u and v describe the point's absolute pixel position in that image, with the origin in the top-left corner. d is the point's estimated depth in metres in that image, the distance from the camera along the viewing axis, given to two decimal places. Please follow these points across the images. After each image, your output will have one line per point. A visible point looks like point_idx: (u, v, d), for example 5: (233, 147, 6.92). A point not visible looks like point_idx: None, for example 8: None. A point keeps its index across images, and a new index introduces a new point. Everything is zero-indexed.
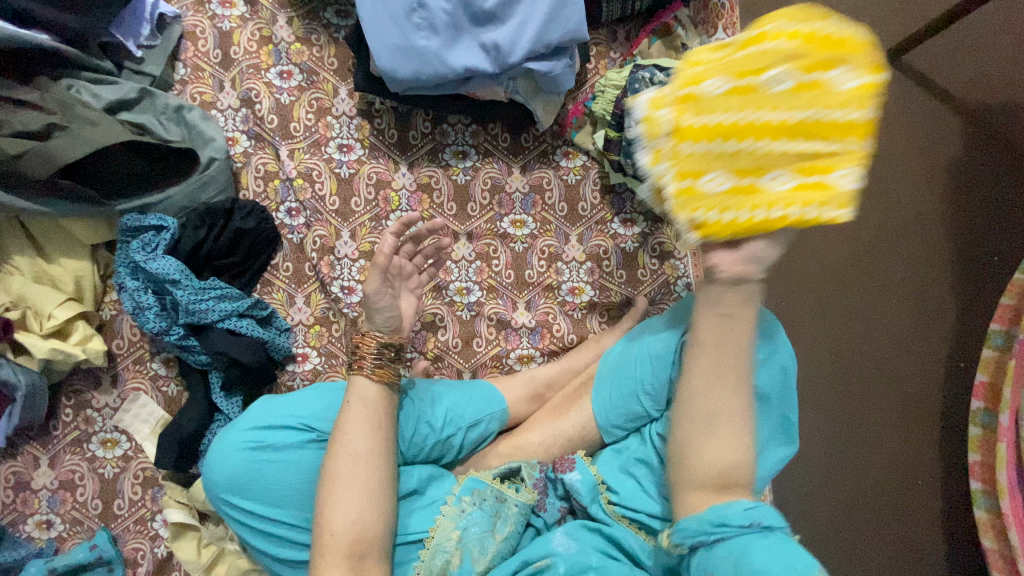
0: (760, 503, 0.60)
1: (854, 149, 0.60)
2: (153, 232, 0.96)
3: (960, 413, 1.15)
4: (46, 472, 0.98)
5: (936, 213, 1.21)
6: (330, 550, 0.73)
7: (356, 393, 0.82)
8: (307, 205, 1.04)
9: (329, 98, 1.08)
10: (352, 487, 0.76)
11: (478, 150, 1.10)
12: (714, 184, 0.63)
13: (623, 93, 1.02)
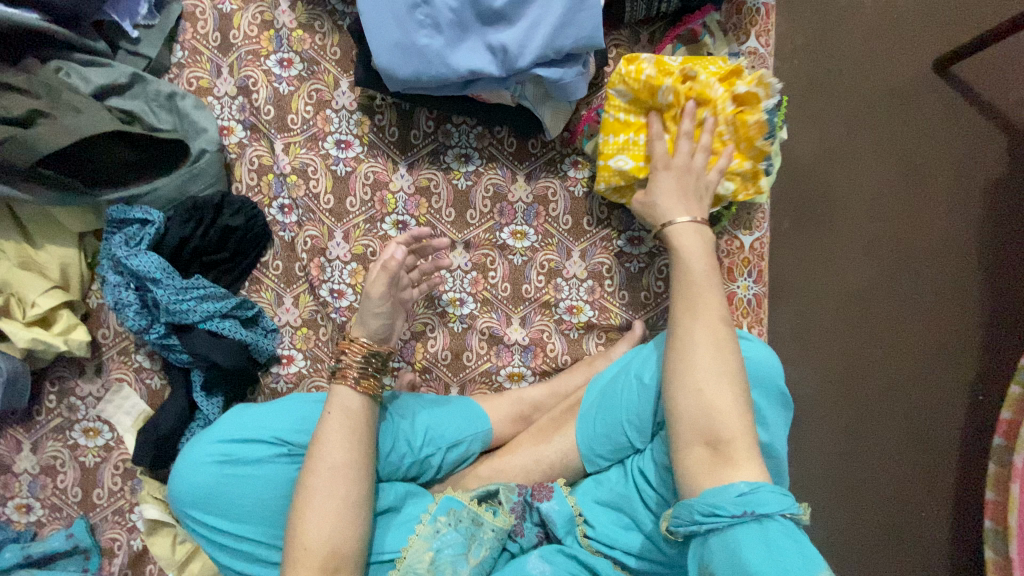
0: (761, 485, 0.57)
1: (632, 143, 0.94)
2: (138, 225, 0.94)
3: (978, 440, 1.19)
4: (28, 456, 0.99)
5: (968, 236, 1.21)
6: (303, 563, 0.69)
7: (337, 404, 0.78)
8: (300, 203, 1.00)
9: (329, 90, 1.02)
10: (329, 501, 0.72)
11: (481, 154, 1.04)
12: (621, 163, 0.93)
13: None
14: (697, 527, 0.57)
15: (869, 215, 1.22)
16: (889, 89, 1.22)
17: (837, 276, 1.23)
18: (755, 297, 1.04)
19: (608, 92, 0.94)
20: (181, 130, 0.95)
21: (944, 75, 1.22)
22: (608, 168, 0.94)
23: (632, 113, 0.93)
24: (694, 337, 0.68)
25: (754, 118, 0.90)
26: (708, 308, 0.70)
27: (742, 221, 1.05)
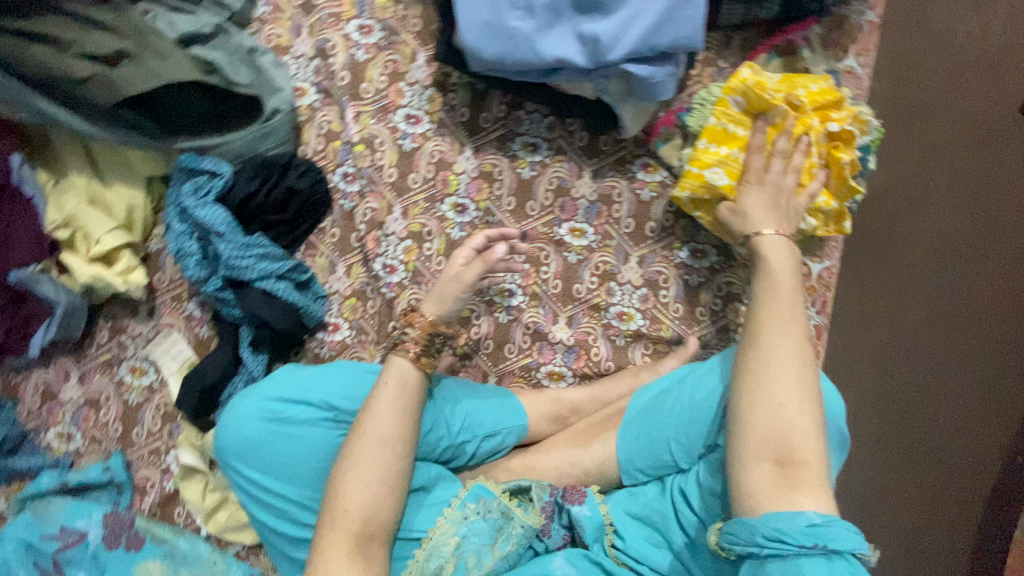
0: (829, 520, 0.59)
1: (730, 153, 0.91)
2: (207, 176, 0.95)
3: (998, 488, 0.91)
4: (75, 386, 1.02)
5: None
6: (339, 527, 0.71)
7: (394, 374, 0.79)
8: (364, 173, 1.00)
9: (405, 62, 1.01)
10: (372, 469, 0.73)
11: (550, 145, 1.01)
12: (713, 175, 0.91)
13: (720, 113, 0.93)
14: (759, 549, 0.60)
15: (931, 256, 0.95)
16: None
17: (887, 329, 0.99)
18: (816, 327, 0.99)
19: (724, 97, 0.92)
20: (257, 86, 0.94)
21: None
22: (701, 176, 0.91)
23: (740, 124, 0.92)
24: (779, 351, 0.68)
25: (845, 156, 0.89)
26: (793, 329, 0.70)
27: (811, 249, 1.00)
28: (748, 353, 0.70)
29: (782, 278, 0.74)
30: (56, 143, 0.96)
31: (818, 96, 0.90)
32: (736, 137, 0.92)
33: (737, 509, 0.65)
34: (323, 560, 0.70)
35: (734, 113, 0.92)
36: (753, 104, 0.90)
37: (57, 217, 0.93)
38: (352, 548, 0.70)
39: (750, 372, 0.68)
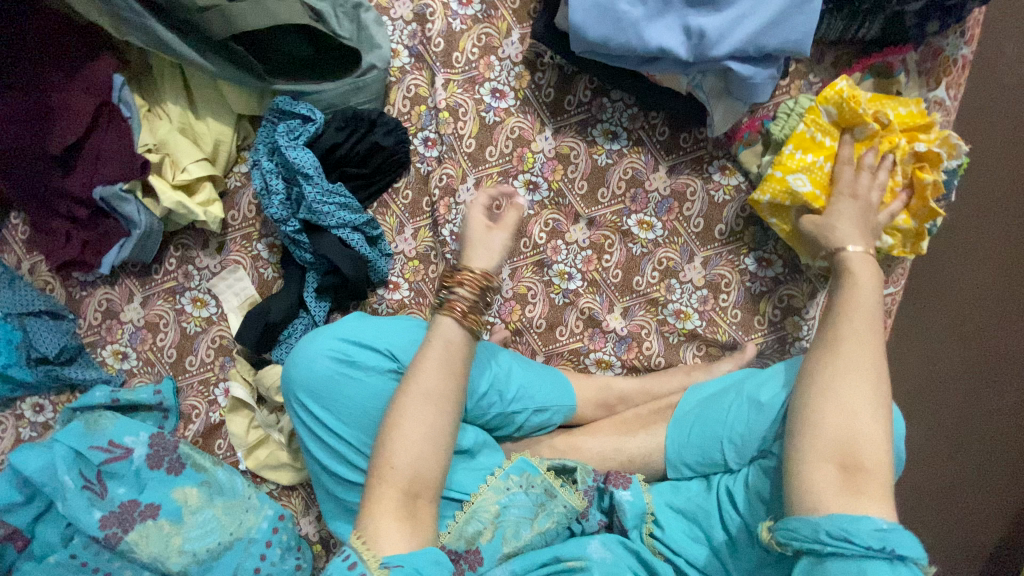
0: (898, 527, 0.57)
1: (816, 161, 0.90)
2: (300, 120, 0.97)
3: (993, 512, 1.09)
4: (136, 308, 1.04)
5: None
6: (386, 485, 0.66)
7: (440, 334, 0.72)
8: (445, 140, 1.01)
9: (499, 37, 1.02)
10: (421, 427, 0.68)
11: (630, 136, 1.02)
12: (798, 183, 0.90)
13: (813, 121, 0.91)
14: (821, 546, 0.57)
15: (983, 306, 1.08)
16: None
17: (926, 369, 1.12)
18: None
19: (816, 106, 0.90)
20: (356, 40, 0.98)
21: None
22: (784, 182, 0.90)
23: (829, 133, 0.90)
24: (857, 360, 0.66)
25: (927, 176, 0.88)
26: (872, 341, 0.68)
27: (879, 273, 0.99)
28: (821, 359, 0.68)
29: (867, 291, 0.72)
30: (156, 70, 1.00)
31: (907, 118, 0.90)
32: (824, 146, 0.90)
33: (797, 506, 0.62)
34: (371, 522, 0.65)
35: (825, 121, 0.90)
36: (847, 116, 0.89)
37: (150, 140, 0.98)
38: (400, 508, 0.66)
39: (823, 379, 0.66)
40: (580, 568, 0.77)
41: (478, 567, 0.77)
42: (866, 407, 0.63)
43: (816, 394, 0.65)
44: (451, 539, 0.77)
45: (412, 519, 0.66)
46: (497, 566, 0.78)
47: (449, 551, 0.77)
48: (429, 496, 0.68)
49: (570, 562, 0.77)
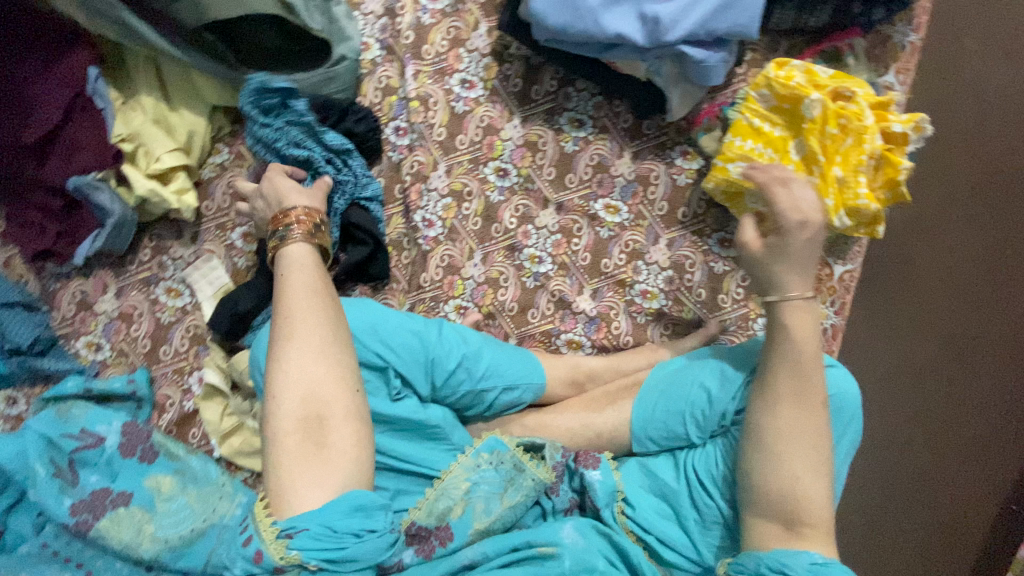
0: (831, 561, 0.66)
1: (756, 149, 0.93)
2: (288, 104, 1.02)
3: None
4: (110, 299, 1.05)
5: None
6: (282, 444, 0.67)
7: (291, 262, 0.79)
8: (416, 128, 1.04)
9: (467, 30, 1.06)
10: (309, 347, 0.72)
11: (595, 123, 1.05)
12: (738, 171, 0.94)
13: (741, 117, 0.96)
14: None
15: None
16: None
17: None
18: (831, 328, 1.04)
19: (749, 93, 0.94)
20: (327, 32, 1.00)
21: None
22: (724, 171, 0.95)
23: (768, 120, 0.94)
24: (795, 429, 0.70)
25: (901, 159, 0.88)
26: (811, 400, 0.71)
27: (837, 250, 1.05)
28: (764, 413, 0.72)
29: (810, 344, 0.72)
30: (131, 64, 1.03)
31: (870, 98, 0.90)
32: (765, 132, 0.94)
33: (746, 545, 0.71)
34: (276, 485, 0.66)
35: (762, 109, 0.94)
36: (780, 97, 0.92)
37: (123, 130, 0.99)
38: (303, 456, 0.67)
39: (769, 450, 0.71)
40: (551, 555, 0.75)
41: (448, 544, 0.76)
42: (808, 473, 0.69)
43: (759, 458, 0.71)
44: (422, 515, 0.78)
45: (320, 466, 0.67)
46: (468, 546, 0.77)
47: (419, 528, 0.77)
48: (336, 420, 0.69)
49: (542, 548, 0.75)
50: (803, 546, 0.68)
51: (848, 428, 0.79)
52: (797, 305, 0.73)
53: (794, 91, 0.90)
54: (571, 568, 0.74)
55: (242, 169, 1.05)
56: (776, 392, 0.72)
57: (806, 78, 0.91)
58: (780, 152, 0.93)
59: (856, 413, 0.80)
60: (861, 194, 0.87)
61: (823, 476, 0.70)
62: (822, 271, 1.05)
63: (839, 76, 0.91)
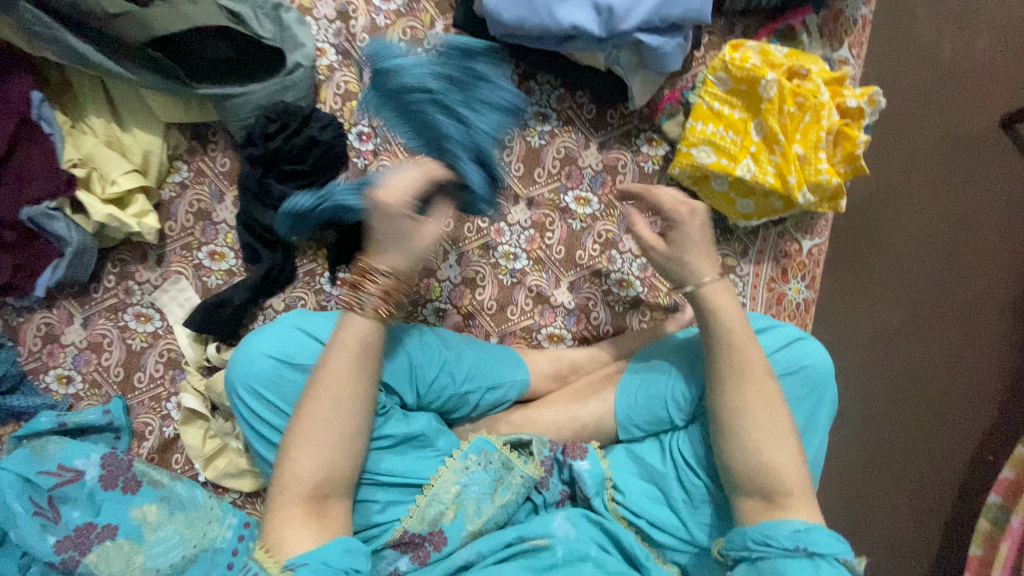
0: (812, 528, 0.67)
1: (719, 132, 0.94)
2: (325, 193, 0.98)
3: (922, 453, 1.29)
4: (77, 330, 1.02)
5: (999, 296, 1.30)
6: (289, 490, 0.72)
7: (350, 331, 0.79)
8: (379, 132, 1.02)
9: (424, 29, 1.05)
10: (333, 425, 0.74)
11: (559, 116, 1.05)
12: (703, 155, 0.94)
13: (700, 100, 0.96)
14: (748, 553, 0.68)
15: (893, 274, 1.30)
16: (952, 133, 1.32)
17: (865, 336, 1.30)
18: (804, 301, 1.04)
19: (707, 76, 0.95)
20: (280, 41, 0.99)
21: (1006, 131, 1.32)
22: (689, 156, 0.95)
23: (727, 102, 0.94)
24: (745, 404, 0.73)
25: (857, 133, 0.91)
26: (753, 375, 0.75)
27: (804, 225, 1.05)
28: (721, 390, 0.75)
29: (738, 324, 0.77)
30: (77, 85, 1.00)
31: (824, 74, 0.93)
32: (726, 115, 0.94)
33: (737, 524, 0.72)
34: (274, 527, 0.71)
35: (720, 92, 0.95)
36: (737, 79, 0.93)
37: (75, 155, 0.97)
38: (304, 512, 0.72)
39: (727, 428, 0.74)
40: (544, 547, 0.76)
41: (443, 548, 0.78)
42: (768, 444, 0.72)
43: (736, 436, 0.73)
44: (413, 523, 0.79)
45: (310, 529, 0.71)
46: (462, 546, 0.78)
47: (412, 536, 0.78)
48: (335, 500, 0.76)
49: (535, 541, 0.77)
50: (786, 515, 0.69)
51: (822, 401, 0.82)
52: (715, 292, 0.79)
53: (749, 73, 0.92)
54: (565, 558, 0.75)
55: (204, 187, 1.03)
56: (719, 376, 0.76)
57: (760, 58, 0.93)
58: (742, 133, 0.94)
59: (828, 384, 0.82)
60: (822, 169, 0.90)
61: (786, 443, 0.73)
62: (791, 246, 1.05)
63: (790, 55, 0.93)
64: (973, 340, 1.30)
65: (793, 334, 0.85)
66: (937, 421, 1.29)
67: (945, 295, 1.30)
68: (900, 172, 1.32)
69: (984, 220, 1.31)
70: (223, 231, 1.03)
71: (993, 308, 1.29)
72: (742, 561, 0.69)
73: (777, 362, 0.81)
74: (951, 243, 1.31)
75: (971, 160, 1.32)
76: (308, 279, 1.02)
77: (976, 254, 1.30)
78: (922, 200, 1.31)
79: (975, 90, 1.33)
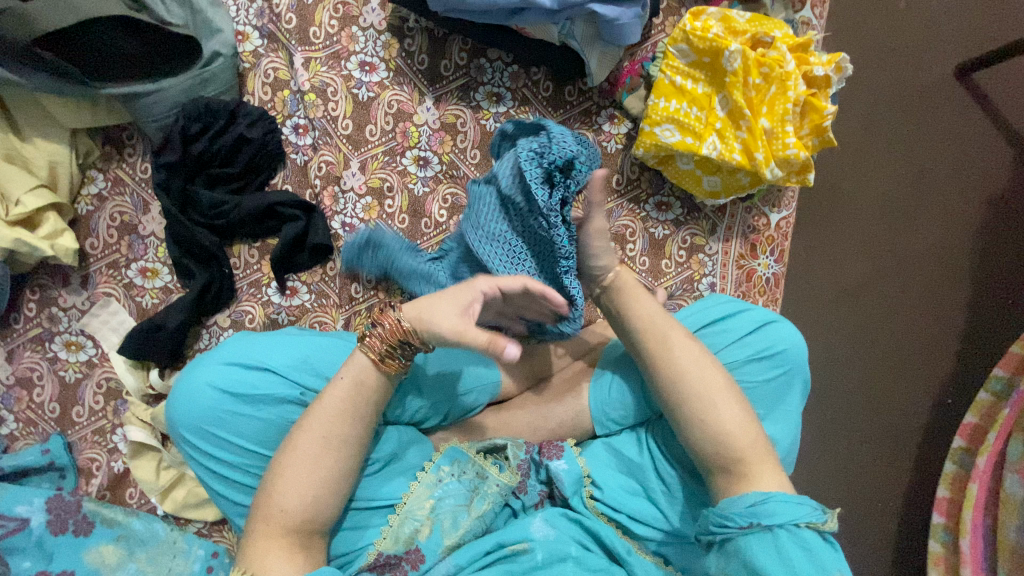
0: (770, 495, 0.63)
1: (682, 110, 0.90)
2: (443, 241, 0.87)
3: (892, 412, 1.30)
4: (1, 366, 0.92)
5: (960, 248, 1.29)
6: (280, 510, 0.64)
7: (352, 370, 0.70)
8: (317, 124, 0.92)
9: (357, 5, 0.94)
10: (319, 449, 0.67)
11: (514, 96, 0.97)
12: (666, 134, 0.90)
13: (662, 77, 0.92)
14: (713, 536, 0.64)
15: (853, 237, 1.30)
16: (910, 88, 1.30)
17: (830, 299, 1.30)
18: (773, 276, 1.02)
19: (668, 49, 0.91)
20: (192, 28, 0.90)
21: (961, 81, 1.30)
22: (653, 135, 0.91)
23: (690, 77, 0.91)
24: (680, 370, 0.71)
25: (825, 104, 0.87)
26: (678, 342, 0.74)
27: (771, 199, 1.02)
28: (657, 358, 0.73)
29: (649, 302, 0.79)
30: None
31: (789, 39, 0.88)
32: (689, 91, 0.91)
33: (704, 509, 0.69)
34: (259, 555, 0.64)
35: (682, 65, 0.91)
36: (699, 51, 0.89)
37: None
38: (299, 530, 0.64)
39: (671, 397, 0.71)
40: (523, 551, 0.74)
41: (421, 565, 0.74)
42: (725, 417, 0.68)
43: (713, 420, 0.69)
44: (388, 545, 0.75)
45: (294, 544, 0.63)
46: (441, 560, 0.74)
47: (388, 557, 0.74)
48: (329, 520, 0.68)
49: (513, 546, 0.75)
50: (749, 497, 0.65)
51: (795, 382, 0.80)
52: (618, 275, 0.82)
53: (708, 44, 0.87)
54: (545, 560, 0.74)
55: (126, 197, 0.93)
56: (644, 352, 0.75)
57: (719, 27, 0.89)
58: (706, 109, 0.90)
59: (801, 365, 0.80)
60: (789, 144, 0.86)
61: (734, 405, 0.69)
62: (760, 221, 1.02)
63: (749, 21, 0.89)
64: (938, 294, 1.29)
65: (765, 317, 0.82)
66: (905, 377, 1.29)
67: (908, 252, 1.30)
68: (861, 132, 1.30)
69: (946, 174, 1.30)
70: (152, 245, 0.93)
71: (955, 260, 1.29)
72: (712, 545, 0.65)
73: (749, 345, 0.79)
74: (912, 201, 1.30)
75: (932, 115, 1.30)
76: (253, 291, 0.94)
77: (936, 208, 1.30)
78: (883, 159, 1.30)
79: (934, 44, 1.31)
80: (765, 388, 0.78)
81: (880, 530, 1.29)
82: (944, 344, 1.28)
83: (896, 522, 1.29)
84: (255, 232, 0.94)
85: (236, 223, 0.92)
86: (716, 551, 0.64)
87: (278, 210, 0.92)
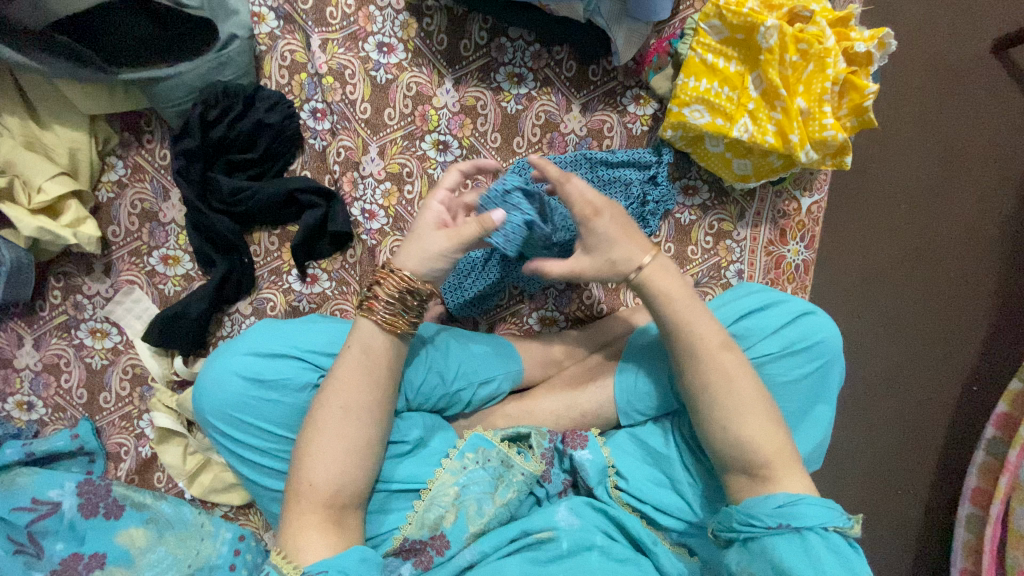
0: (800, 497, 0.60)
1: (712, 90, 0.87)
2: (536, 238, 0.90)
3: (922, 402, 1.25)
4: (30, 352, 0.93)
5: (996, 231, 1.23)
6: (306, 501, 0.64)
7: (358, 339, 0.70)
8: (335, 108, 0.91)
9: None
10: (344, 449, 0.66)
11: (536, 76, 0.94)
12: (696, 116, 0.87)
13: (691, 54, 0.88)
14: (735, 534, 0.61)
15: (883, 221, 1.25)
16: (946, 64, 1.24)
17: (858, 284, 1.26)
18: (803, 263, 0.99)
19: (700, 25, 0.87)
20: (208, 9, 0.88)
21: (1002, 57, 1.24)
22: (681, 116, 0.88)
23: (721, 54, 0.87)
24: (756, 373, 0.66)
25: (866, 82, 0.83)
26: (723, 354, 0.67)
27: (803, 182, 0.98)
28: (713, 373, 0.66)
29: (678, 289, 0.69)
30: None
31: (828, 14, 0.85)
32: (721, 70, 0.87)
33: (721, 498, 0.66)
34: (293, 538, 0.63)
35: (714, 42, 0.87)
36: (732, 27, 0.85)
37: None
38: (324, 520, 0.64)
39: (711, 371, 0.66)
40: (548, 539, 0.73)
41: (446, 552, 0.73)
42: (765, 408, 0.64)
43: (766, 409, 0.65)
44: (413, 530, 0.74)
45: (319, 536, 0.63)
46: (466, 547, 0.74)
47: (414, 542, 0.74)
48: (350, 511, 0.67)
49: (539, 534, 0.73)
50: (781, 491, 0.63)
51: (830, 376, 0.78)
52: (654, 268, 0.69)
53: (744, 19, 0.83)
54: (570, 548, 0.72)
55: (146, 184, 0.93)
56: (692, 355, 0.67)
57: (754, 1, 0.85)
58: (738, 88, 0.87)
59: (838, 357, 0.78)
60: (827, 125, 0.83)
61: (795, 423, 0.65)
62: (790, 206, 0.98)
63: None
64: (972, 279, 1.24)
65: (801, 308, 0.79)
66: (936, 366, 1.24)
67: (940, 236, 1.24)
68: (894, 112, 1.24)
69: (984, 151, 1.23)
70: (173, 232, 0.93)
71: (991, 244, 1.23)
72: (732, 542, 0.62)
73: (783, 337, 0.76)
74: (946, 182, 1.24)
75: (970, 93, 1.24)
76: (274, 279, 0.93)
77: (971, 188, 1.24)
78: (917, 139, 1.24)
79: (973, 19, 1.24)
80: (800, 382, 0.76)
81: (903, 519, 1.26)
82: (975, 332, 1.23)
83: (922, 512, 1.25)
84: (274, 219, 0.93)
85: (256, 210, 0.91)
86: (738, 548, 0.61)
87: (297, 196, 0.91)
